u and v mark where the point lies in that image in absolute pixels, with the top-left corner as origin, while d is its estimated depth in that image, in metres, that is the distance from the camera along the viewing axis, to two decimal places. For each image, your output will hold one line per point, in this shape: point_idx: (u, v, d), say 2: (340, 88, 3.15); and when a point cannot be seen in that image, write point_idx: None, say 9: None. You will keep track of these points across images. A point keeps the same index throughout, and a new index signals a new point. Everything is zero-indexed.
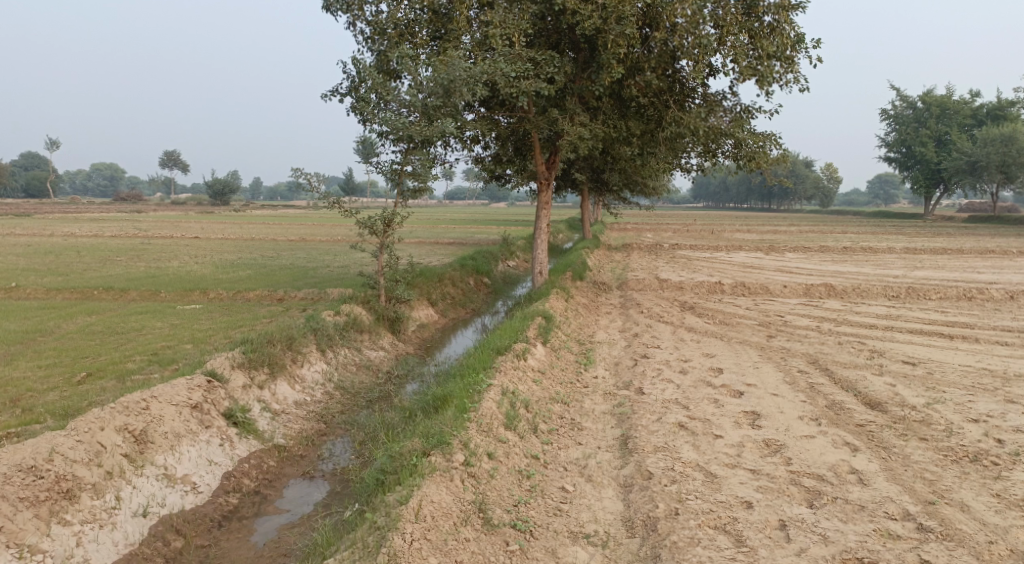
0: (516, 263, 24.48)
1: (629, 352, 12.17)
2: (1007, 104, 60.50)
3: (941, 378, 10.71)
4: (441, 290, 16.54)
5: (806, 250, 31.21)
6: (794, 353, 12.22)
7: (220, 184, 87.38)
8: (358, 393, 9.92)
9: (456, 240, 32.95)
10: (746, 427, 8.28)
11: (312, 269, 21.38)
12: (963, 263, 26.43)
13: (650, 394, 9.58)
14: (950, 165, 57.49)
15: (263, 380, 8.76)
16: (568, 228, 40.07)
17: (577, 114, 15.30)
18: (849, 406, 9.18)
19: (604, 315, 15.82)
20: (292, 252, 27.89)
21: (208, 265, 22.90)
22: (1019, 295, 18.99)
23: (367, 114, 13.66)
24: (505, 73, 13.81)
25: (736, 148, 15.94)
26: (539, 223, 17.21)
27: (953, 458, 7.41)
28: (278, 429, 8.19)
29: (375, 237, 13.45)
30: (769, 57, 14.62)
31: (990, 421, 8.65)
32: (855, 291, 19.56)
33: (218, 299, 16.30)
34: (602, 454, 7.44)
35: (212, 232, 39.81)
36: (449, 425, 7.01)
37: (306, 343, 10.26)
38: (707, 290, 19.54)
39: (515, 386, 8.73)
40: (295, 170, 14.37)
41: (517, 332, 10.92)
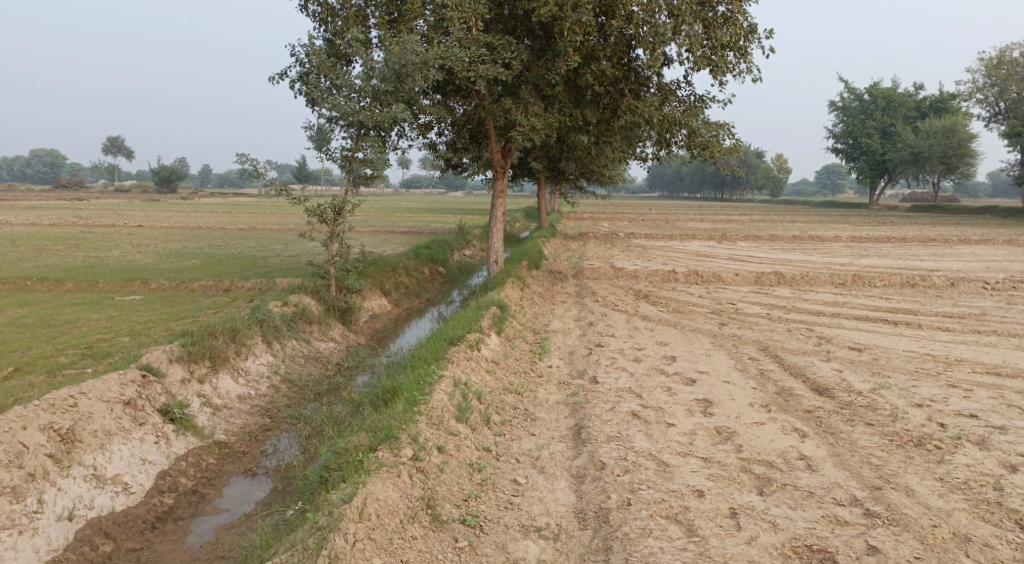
0: (471, 252, 24.29)
1: (584, 341, 12.13)
2: (948, 97, 62.45)
3: (886, 363, 10.93)
4: (394, 280, 16.26)
5: (757, 238, 31.74)
6: (745, 340, 12.34)
7: (167, 171, 84.90)
8: (306, 387, 9.67)
9: (411, 229, 32.64)
10: (698, 415, 8.29)
11: (261, 259, 20.87)
12: (908, 252, 27.16)
13: (604, 383, 9.54)
14: (895, 156, 59.06)
15: (203, 374, 8.45)
16: (525, 216, 40.04)
17: (532, 103, 15.13)
18: (798, 392, 9.28)
19: (559, 304, 15.76)
20: (241, 241, 27.21)
21: (151, 254, 22.14)
22: (960, 282, 19.55)
23: (317, 98, 13.29)
24: (459, 58, 13.58)
25: (690, 138, 15.98)
26: (495, 211, 17.02)
27: (899, 443, 7.53)
28: (219, 424, 7.90)
29: (324, 226, 13.12)
30: (722, 47, 14.69)
31: (933, 406, 8.83)
32: (805, 279, 19.90)
33: (160, 290, 15.77)
34: (555, 445, 7.36)
35: (157, 220, 38.61)
36: (398, 419, 6.82)
37: (251, 335, 9.94)
38: (661, 278, 19.65)
39: (468, 377, 8.58)
40: (241, 155, 13.93)
41: (471, 323, 10.75)
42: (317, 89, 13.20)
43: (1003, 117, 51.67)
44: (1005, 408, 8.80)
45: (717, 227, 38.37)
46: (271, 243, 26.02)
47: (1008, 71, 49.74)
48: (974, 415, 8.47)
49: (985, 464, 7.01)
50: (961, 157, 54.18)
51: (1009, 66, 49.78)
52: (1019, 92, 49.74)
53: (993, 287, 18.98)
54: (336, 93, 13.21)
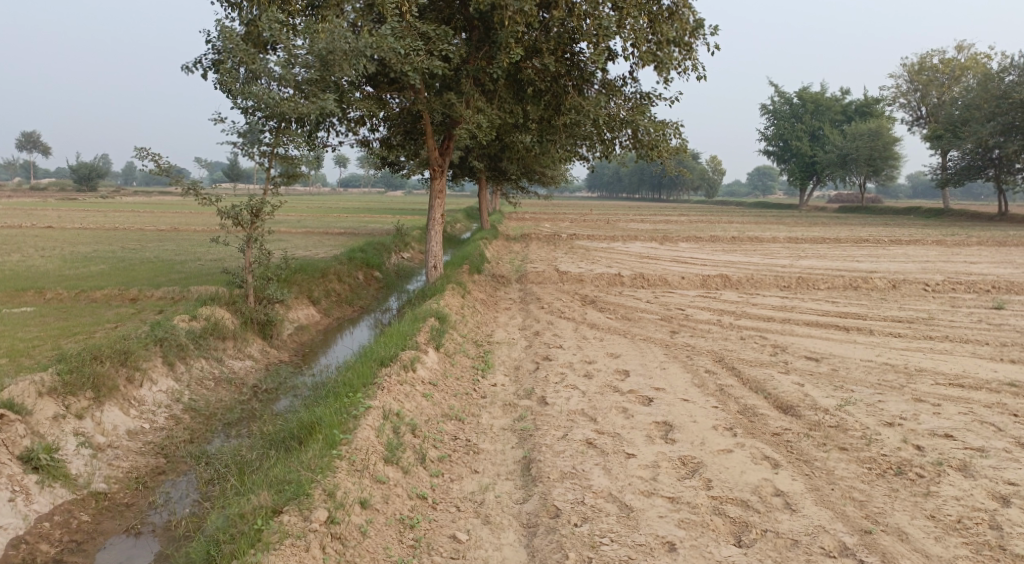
0: (410, 255, 23.13)
1: (530, 354, 11.20)
2: (874, 101, 64.25)
3: (847, 375, 10.32)
4: (324, 286, 14.98)
5: (697, 239, 31.58)
6: (699, 351, 11.59)
7: (86, 169, 80.34)
8: (214, 415, 8.48)
9: (346, 230, 31.22)
10: (659, 443, 7.43)
11: (179, 263, 19.27)
12: (844, 253, 27.18)
13: (554, 404, 8.61)
14: (824, 158, 60.37)
15: (83, 408, 7.22)
16: (465, 217, 39.09)
17: (474, 97, 14.08)
18: (762, 411, 8.53)
19: (502, 311, 14.82)
20: (160, 244, 25.30)
21: (55, 259, 20.29)
22: (900, 284, 19.41)
23: (233, 88, 11.92)
24: (391, 48, 12.50)
25: (635, 138, 15.16)
26: (434, 212, 15.97)
27: (878, 472, 6.82)
28: (98, 470, 6.71)
29: (241, 229, 11.79)
30: (668, 42, 13.94)
31: (905, 424, 8.19)
32: (750, 281, 19.45)
33: (58, 300, 14.12)
34: (501, 485, 6.41)
35: (70, 221, 35.94)
36: (312, 468, 5.77)
37: (148, 357, 8.67)
38: (607, 282, 18.92)
39: (400, 405, 7.50)
40: (141, 150, 12.59)
41: (405, 339, 9.69)
42: (231, 76, 11.81)
43: (924, 121, 53.22)
44: (978, 425, 8.24)
45: (657, 227, 38.12)
46: (192, 246, 24.23)
47: (929, 77, 51.25)
48: (950, 435, 7.86)
49: (975, 496, 6.35)
50: (886, 159, 55.61)
51: (930, 72, 51.36)
52: (939, 98, 51.34)
53: (933, 289, 18.88)
54: (253, 81, 11.87)
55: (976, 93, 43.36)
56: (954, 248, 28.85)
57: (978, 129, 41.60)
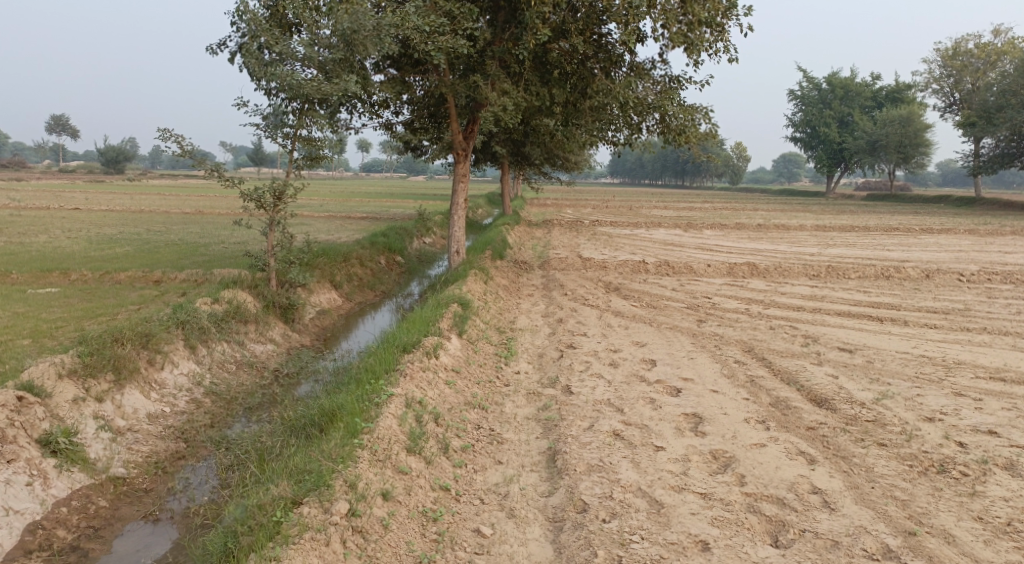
0: (432, 240, 22.95)
1: (554, 341, 10.97)
2: (905, 86, 62.83)
3: (882, 368, 9.97)
4: (345, 270, 14.85)
5: (723, 226, 31.08)
6: (728, 340, 11.29)
7: (113, 152, 81.12)
8: (235, 399, 8.37)
9: (369, 214, 31.08)
10: (689, 435, 7.18)
11: (202, 246, 19.24)
12: (874, 241, 26.57)
13: (579, 393, 8.39)
14: (853, 145, 59.19)
15: (103, 391, 7.13)
16: (488, 203, 38.80)
17: (499, 80, 13.77)
18: (795, 404, 8.23)
19: (525, 297, 14.58)
20: (183, 226, 25.34)
21: (79, 240, 20.38)
22: (934, 274, 18.88)
23: (256, 69, 11.74)
24: (415, 27, 12.25)
25: (663, 123, 14.77)
26: (457, 197, 15.75)
27: (920, 470, 6.53)
28: (118, 454, 6.62)
29: (264, 212, 11.64)
30: (700, 23, 13.53)
31: (946, 420, 7.87)
32: (778, 270, 19.02)
33: (81, 282, 14.11)
34: (526, 477, 6.22)
35: (95, 203, 36.16)
36: (333, 458, 5.62)
37: (169, 340, 8.56)
38: (631, 269, 18.59)
39: (423, 393, 7.32)
40: (163, 131, 12.49)
41: (428, 325, 9.50)
42: (254, 57, 11.62)
43: (958, 107, 51.90)
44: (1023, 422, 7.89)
45: (681, 214, 37.60)
46: (216, 229, 24.21)
47: (963, 62, 49.88)
48: (994, 432, 7.53)
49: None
50: (917, 146, 54.37)
51: (965, 57, 49.98)
52: (974, 83, 50.00)
53: (968, 279, 18.34)
54: (276, 61, 11.68)
55: (1012, 78, 42.14)
56: (988, 237, 28.13)
57: (1013, 116, 40.49)
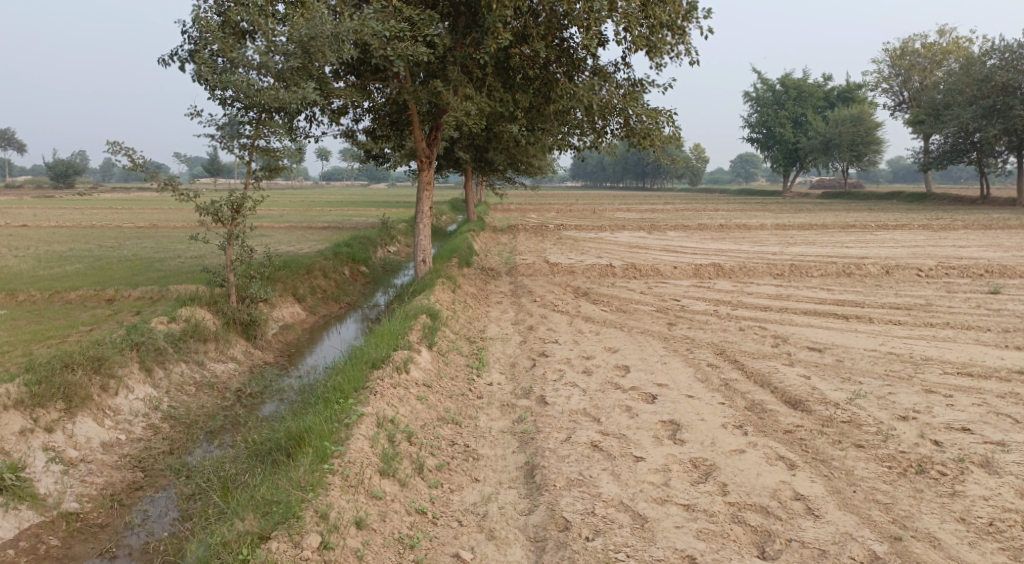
0: (396, 248, 22.63)
1: (525, 350, 10.79)
2: (856, 86, 64.25)
3: (853, 366, 9.99)
4: (308, 283, 14.49)
5: (686, 227, 31.30)
6: (699, 343, 11.22)
7: (62, 165, 78.88)
8: (196, 423, 8.03)
9: (330, 224, 30.60)
10: (667, 444, 7.05)
11: (158, 262, 18.66)
12: (833, 239, 26.96)
13: (554, 404, 8.21)
14: (807, 145, 60.30)
15: (53, 421, 6.78)
16: (451, 210, 38.55)
17: (462, 85, 13.56)
18: (771, 407, 8.15)
19: (494, 305, 14.38)
20: (138, 241, 24.57)
21: (28, 258, 19.63)
22: (894, 270, 19.16)
23: (210, 78, 11.35)
24: (375, 32, 12.01)
25: (628, 126, 14.69)
26: (422, 205, 15.50)
27: (898, 471, 6.50)
28: (69, 488, 6.33)
29: (222, 226, 11.23)
30: (661, 26, 13.51)
31: (919, 418, 7.87)
32: (743, 270, 19.12)
33: (30, 303, 13.52)
34: (505, 494, 6.04)
35: (44, 219, 35.00)
36: (303, 486, 5.38)
37: (124, 363, 8.19)
38: (598, 273, 18.52)
39: (394, 411, 7.08)
40: (113, 144, 12.07)
41: (396, 338, 9.24)
42: (207, 65, 11.23)
43: (906, 106, 53.19)
44: (994, 417, 7.93)
45: (644, 216, 37.76)
46: (172, 244, 23.56)
47: (911, 61, 51.13)
48: (968, 429, 7.55)
49: (1003, 495, 6.04)
50: (869, 144, 55.59)
51: (912, 56, 51.24)
52: (922, 82, 51.27)
53: (927, 274, 18.64)
54: (232, 70, 11.30)
55: (958, 77, 43.26)
56: (941, 232, 28.76)
57: (959, 114, 41.55)
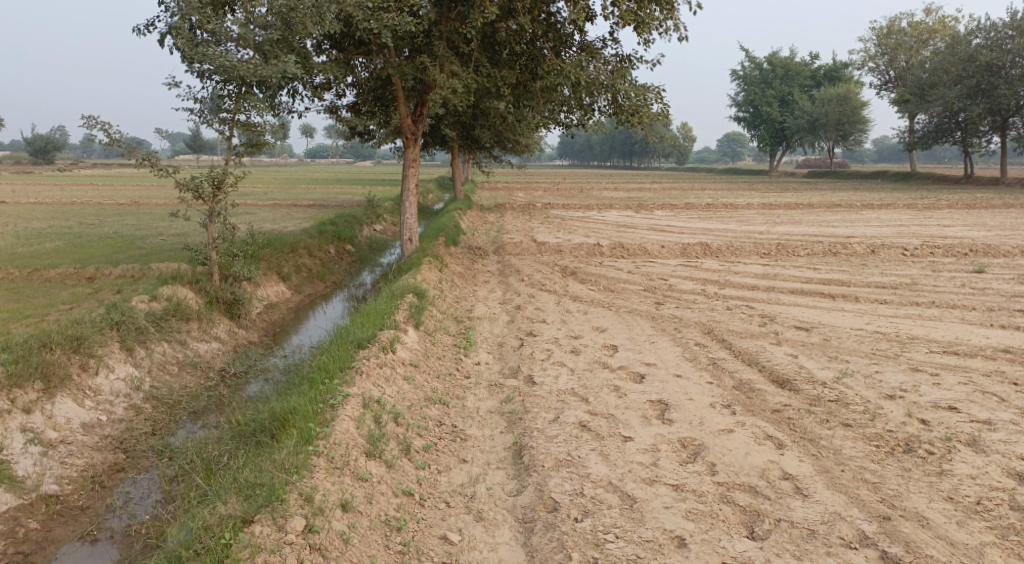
0: (383, 227, 22.42)
1: (513, 329, 10.70)
2: (842, 65, 64.14)
3: (840, 345, 9.98)
4: (293, 262, 14.31)
5: (672, 206, 31.24)
6: (687, 323, 11.18)
7: (41, 141, 77.57)
8: (179, 403, 7.90)
9: (315, 202, 30.25)
10: (656, 423, 7.00)
11: (139, 240, 18.36)
12: (819, 218, 27.00)
13: (542, 384, 8.15)
14: (794, 124, 60.27)
15: (31, 401, 6.64)
16: (438, 187, 38.24)
17: (448, 61, 13.33)
18: (759, 387, 8.13)
19: (481, 284, 14.28)
20: (119, 219, 24.18)
21: (7, 236, 19.28)
22: (879, 249, 19.20)
23: (187, 50, 11.07)
24: (357, 4, 11.75)
25: (615, 103, 14.52)
26: (408, 183, 15.31)
27: (886, 450, 6.50)
28: (49, 470, 6.21)
29: (202, 203, 11.04)
30: (649, 1, 13.32)
31: (906, 397, 7.87)
32: (730, 249, 19.09)
33: (8, 281, 13.25)
34: (493, 475, 5.98)
35: (23, 196, 34.35)
36: (287, 468, 5.29)
37: (104, 342, 8.03)
38: (586, 252, 18.44)
39: (380, 391, 6.99)
40: (88, 119, 11.77)
41: (383, 318, 9.13)
42: (184, 37, 10.93)
43: (892, 85, 53.17)
44: (980, 396, 7.96)
45: (631, 195, 37.64)
46: (154, 221, 23.19)
47: (897, 40, 51.05)
48: (954, 408, 7.56)
49: (990, 474, 6.06)
50: (855, 124, 55.64)
51: (899, 35, 51.14)
52: (907, 62, 51.23)
53: (912, 254, 18.70)
54: (210, 42, 11.02)
55: (943, 56, 43.21)
56: (925, 211, 28.87)
57: (945, 93, 41.56)
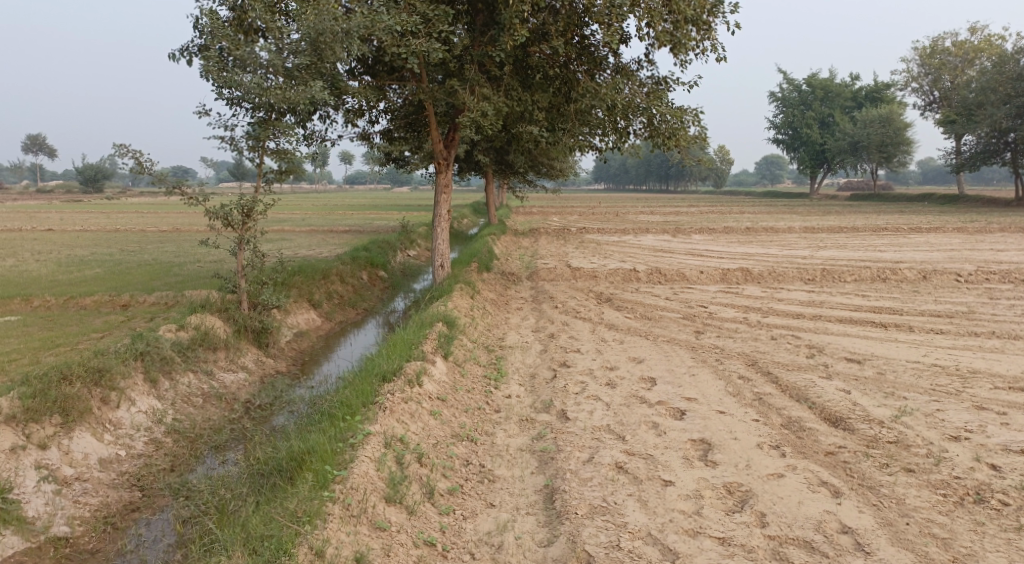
0: (416, 252, 22.24)
1: (546, 359, 10.29)
2: (884, 86, 62.88)
3: (895, 380, 9.35)
4: (325, 288, 14.13)
5: (711, 231, 30.61)
6: (730, 354, 10.64)
7: (92, 170, 79.92)
8: (201, 437, 7.67)
9: (351, 228, 30.31)
10: (698, 466, 6.52)
11: (176, 266, 18.41)
12: (864, 242, 26.10)
13: (576, 419, 7.71)
14: (835, 146, 59.10)
15: (48, 436, 6.44)
16: (473, 213, 38.13)
17: (479, 84, 13.12)
18: (811, 426, 7.57)
19: (514, 311, 13.92)
20: (159, 246, 24.38)
21: (49, 263, 19.51)
22: (931, 275, 18.35)
23: (217, 76, 11.03)
24: (388, 28, 11.64)
25: (651, 126, 14.13)
26: (440, 208, 15.10)
27: (954, 499, 5.92)
28: (61, 510, 5.98)
29: (231, 231, 10.93)
30: (685, 22, 12.96)
31: (972, 439, 7.24)
32: (772, 275, 18.43)
33: (43, 308, 13.28)
34: (522, 522, 5.58)
35: (69, 223, 35.05)
36: (300, 516, 5.00)
37: (127, 374, 7.84)
38: (622, 278, 17.97)
39: (404, 429, 6.65)
40: (120, 147, 11.84)
41: (410, 349, 8.81)
42: (215, 64, 10.90)
43: (937, 106, 51.85)
44: None
45: (668, 219, 37.07)
46: (193, 248, 23.32)
47: (941, 61, 49.84)
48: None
49: None
50: (898, 145, 54.32)
51: (943, 55, 49.91)
52: (952, 82, 49.95)
53: (966, 280, 17.83)
54: (240, 68, 10.96)
55: (990, 76, 41.95)
56: (977, 235, 27.75)
57: (992, 113, 40.25)
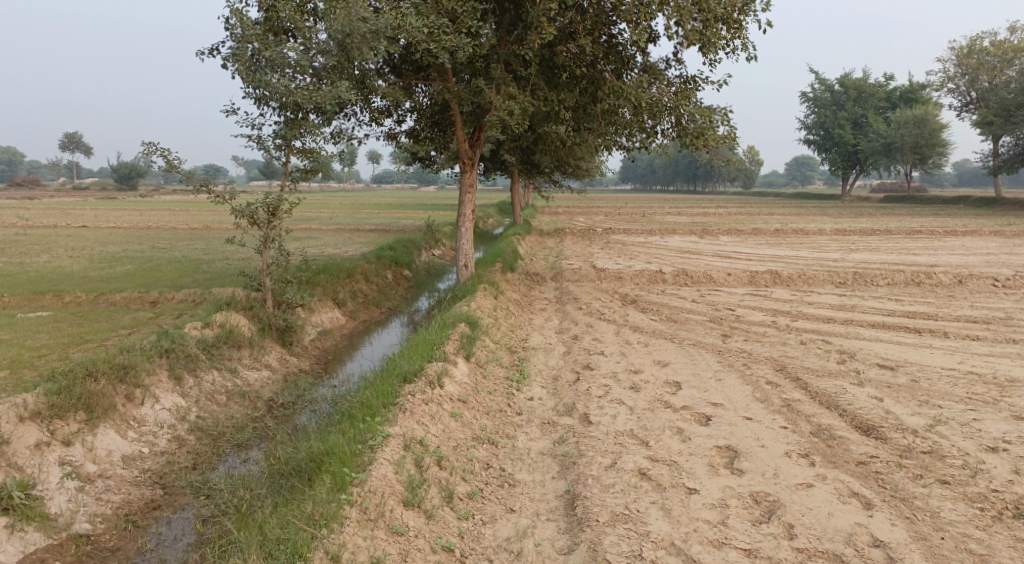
0: (441, 252, 22.22)
1: (569, 362, 10.17)
2: (919, 86, 61.65)
3: (930, 388, 9.08)
4: (349, 287, 14.14)
5: (739, 232, 30.21)
6: (757, 358, 10.43)
7: (126, 168, 81.29)
8: (224, 435, 7.69)
9: (377, 227, 30.40)
10: (724, 473, 6.37)
11: (204, 264, 18.58)
12: (897, 245, 25.56)
13: (599, 423, 7.59)
14: (867, 146, 58.06)
15: (72, 433, 6.48)
16: (498, 213, 38.04)
17: (505, 84, 13.03)
18: (841, 434, 7.37)
19: (538, 312, 13.81)
20: (189, 243, 24.63)
21: (81, 260, 19.79)
22: (966, 280, 17.89)
23: (246, 76, 11.06)
24: (415, 28, 11.60)
25: (680, 126, 13.93)
26: (465, 208, 15.05)
27: (992, 514, 5.71)
28: (83, 507, 6.02)
29: (257, 229, 10.98)
30: (715, 20, 12.75)
31: (1011, 450, 6.99)
32: (802, 278, 18.10)
33: (74, 304, 13.45)
34: (543, 529, 5.50)
35: (102, 220, 35.66)
36: (317, 520, 4.99)
37: (152, 371, 7.88)
38: (648, 279, 17.77)
39: (425, 432, 6.59)
40: (149, 145, 11.99)
41: (432, 349, 8.75)
42: (244, 64, 10.95)
43: (974, 106, 50.70)
44: None
45: (696, 220, 36.68)
46: (221, 245, 23.52)
47: (978, 60, 48.71)
48: None
49: None
50: (933, 146, 53.22)
51: (981, 55, 48.76)
52: (990, 82, 48.81)
53: (1003, 285, 17.35)
54: (268, 69, 10.99)
55: None
56: (1015, 239, 27.05)
57: None
